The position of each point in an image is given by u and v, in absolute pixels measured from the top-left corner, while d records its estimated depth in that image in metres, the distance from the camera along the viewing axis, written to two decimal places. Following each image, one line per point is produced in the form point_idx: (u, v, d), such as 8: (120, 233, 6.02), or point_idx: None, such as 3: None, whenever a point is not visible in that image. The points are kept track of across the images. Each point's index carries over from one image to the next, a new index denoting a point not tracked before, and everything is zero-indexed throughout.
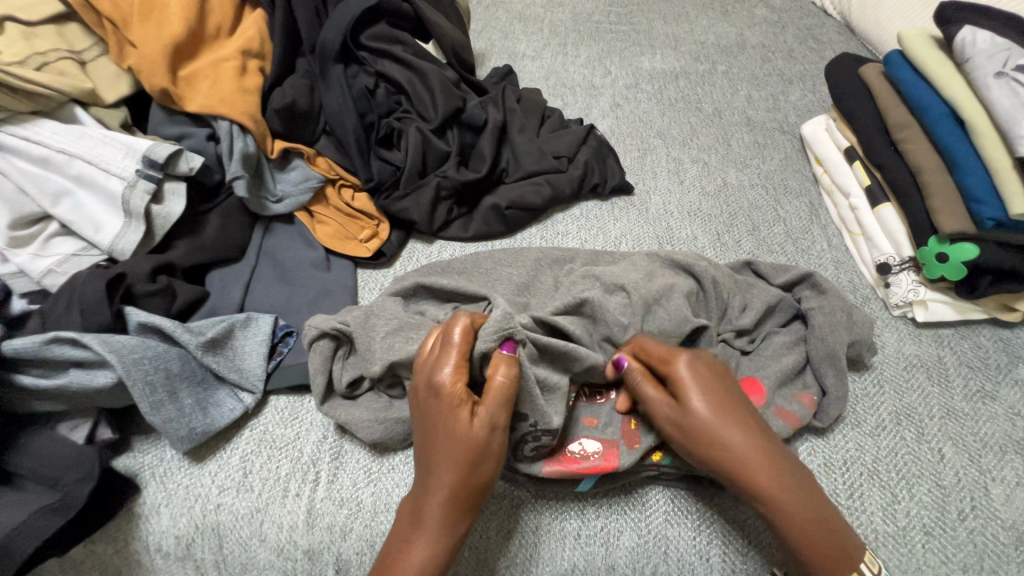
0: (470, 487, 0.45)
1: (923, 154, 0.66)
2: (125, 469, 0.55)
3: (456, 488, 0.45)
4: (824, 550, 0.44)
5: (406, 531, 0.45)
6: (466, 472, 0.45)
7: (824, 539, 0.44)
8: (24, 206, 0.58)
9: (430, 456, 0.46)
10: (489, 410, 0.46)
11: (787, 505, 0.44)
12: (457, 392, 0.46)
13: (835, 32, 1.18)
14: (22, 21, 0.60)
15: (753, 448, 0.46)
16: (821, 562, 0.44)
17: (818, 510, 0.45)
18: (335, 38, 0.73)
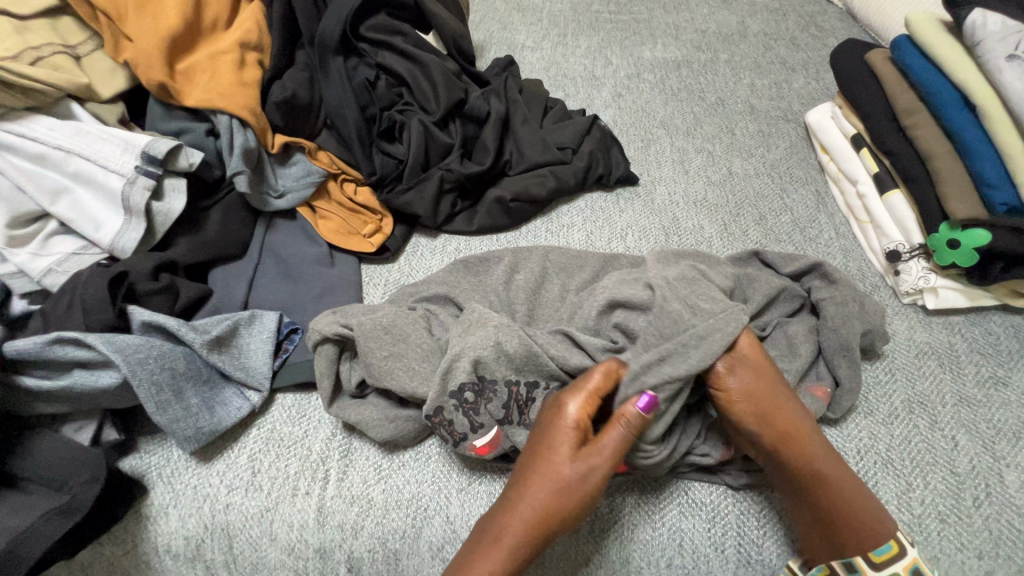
0: (560, 516, 0.45)
1: (932, 139, 0.65)
2: (132, 470, 0.54)
3: (539, 514, 0.45)
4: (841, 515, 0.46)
5: (482, 536, 0.46)
6: (560, 503, 0.45)
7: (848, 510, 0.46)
8: (22, 204, 0.56)
9: (533, 472, 0.47)
10: (582, 459, 0.46)
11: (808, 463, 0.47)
12: (567, 437, 0.47)
13: (838, 18, 1.18)
14: (14, 15, 0.59)
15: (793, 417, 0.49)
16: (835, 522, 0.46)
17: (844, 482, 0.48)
18: (334, 29, 0.71)
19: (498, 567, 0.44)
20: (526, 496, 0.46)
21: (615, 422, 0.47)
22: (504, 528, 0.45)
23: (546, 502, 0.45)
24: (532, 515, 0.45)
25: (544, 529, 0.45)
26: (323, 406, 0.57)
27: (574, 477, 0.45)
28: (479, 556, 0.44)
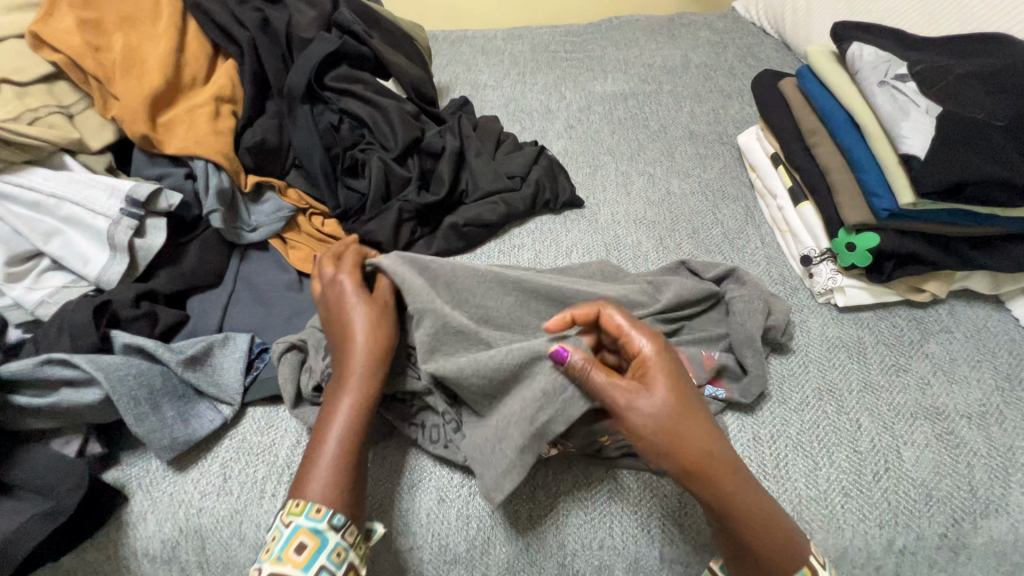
0: (380, 344, 0.57)
1: (830, 155, 0.73)
2: (114, 480, 0.59)
3: (369, 353, 0.57)
4: (776, 540, 0.49)
5: (328, 401, 0.55)
6: (370, 330, 0.58)
7: (772, 539, 0.49)
8: (18, 245, 0.64)
9: (343, 328, 0.59)
10: (365, 302, 0.59)
11: (741, 490, 0.49)
12: (353, 292, 0.60)
13: (772, 50, 1.30)
14: (16, 82, 0.68)
15: (702, 432, 0.50)
16: (773, 552, 0.48)
17: (761, 521, 0.49)
18: (300, 81, 0.80)
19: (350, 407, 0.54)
20: (346, 347, 0.57)
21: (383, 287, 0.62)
22: (343, 377, 0.55)
23: (364, 340, 0.57)
24: (361, 356, 0.56)
25: (373, 363, 0.56)
26: (289, 415, 0.63)
27: (364, 310, 0.58)
28: (335, 406, 0.54)
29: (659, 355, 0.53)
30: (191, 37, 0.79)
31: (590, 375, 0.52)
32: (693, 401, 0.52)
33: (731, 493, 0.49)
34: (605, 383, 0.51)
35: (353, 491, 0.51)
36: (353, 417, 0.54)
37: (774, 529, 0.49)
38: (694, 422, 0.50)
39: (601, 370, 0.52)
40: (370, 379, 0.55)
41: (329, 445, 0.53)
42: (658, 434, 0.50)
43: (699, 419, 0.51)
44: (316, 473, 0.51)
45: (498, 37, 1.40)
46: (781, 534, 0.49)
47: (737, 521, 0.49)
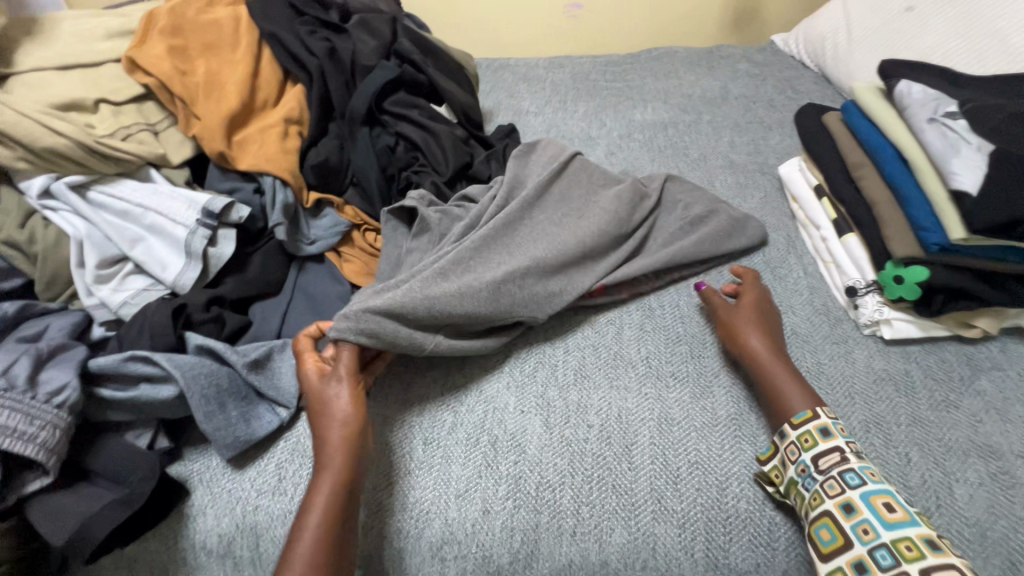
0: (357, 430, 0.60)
1: (876, 189, 0.74)
2: (177, 475, 0.63)
3: (347, 433, 0.59)
4: (791, 389, 0.63)
5: (303, 508, 0.55)
6: (348, 415, 0.60)
7: (794, 386, 0.64)
8: (107, 249, 0.67)
9: (319, 411, 0.61)
10: (337, 387, 0.62)
11: (753, 339, 0.68)
12: (322, 375, 0.64)
13: (812, 83, 1.32)
14: (111, 101, 0.74)
15: (755, 313, 0.71)
16: (789, 395, 0.63)
17: (796, 378, 0.64)
18: (362, 105, 0.85)
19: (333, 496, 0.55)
20: (319, 441, 0.59)
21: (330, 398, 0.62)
22: (329, 439, 0.59)
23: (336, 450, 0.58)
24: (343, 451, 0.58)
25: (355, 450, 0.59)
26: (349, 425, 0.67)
27: (350, 400, 0.61)
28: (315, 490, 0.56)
29: (760, 294, 0.74)
30: (265, 64, 0.85)
31: (711, 300, 0.75)
32: (773, 318, 0.72)
33: (770, 381, 0.65)
34: (712, 298, 0.75)
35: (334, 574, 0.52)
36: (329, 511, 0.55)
37: (801, 383, 0.64)
38: (763, 328, 0.70)
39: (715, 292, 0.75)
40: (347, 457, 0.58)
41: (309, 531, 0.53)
42: (750, 307, 0.72)
43: (767, 323, 0.71)
44: (300, 552, 0.52)
45: (540, 66, 1.46)
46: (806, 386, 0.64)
47: (764, 381, 0.65)
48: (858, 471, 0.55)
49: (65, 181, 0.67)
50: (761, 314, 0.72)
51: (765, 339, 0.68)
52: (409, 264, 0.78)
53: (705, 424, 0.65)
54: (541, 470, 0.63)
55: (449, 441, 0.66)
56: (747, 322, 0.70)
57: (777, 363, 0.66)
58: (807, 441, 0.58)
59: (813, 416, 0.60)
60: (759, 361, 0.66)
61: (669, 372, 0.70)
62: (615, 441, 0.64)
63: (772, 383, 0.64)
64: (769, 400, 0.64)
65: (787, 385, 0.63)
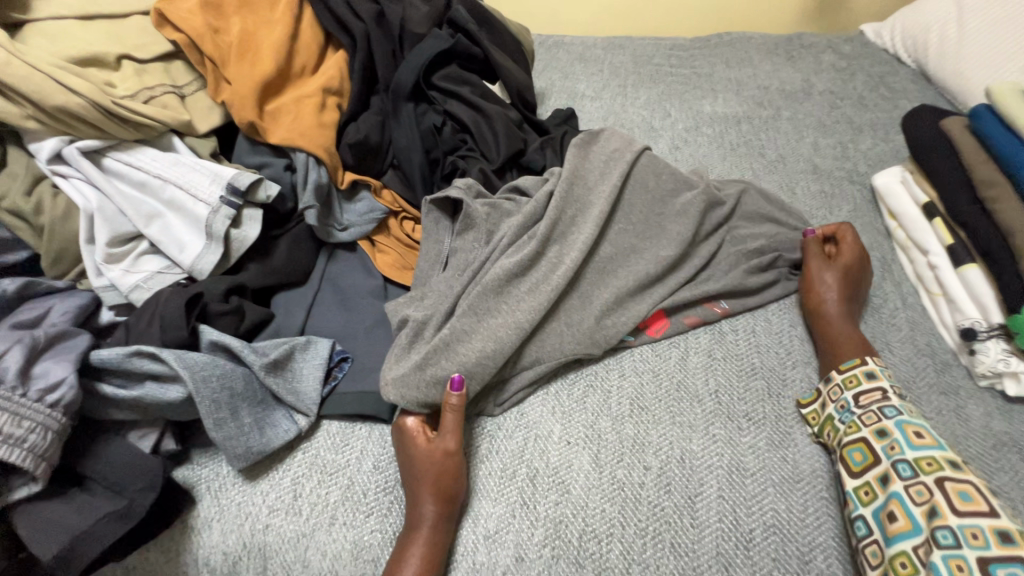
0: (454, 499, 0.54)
1: (1014, 215, 0.62)
2: (183, 480, 0.57)
3: (440, 504, 0.53)
4: (849, 342, 0.63)
5: None
6: (445, 481, 0.54)
7: (850, 339, 0.64)
8: (120, 225, 0.59)
9: (413, 474, 0.54)
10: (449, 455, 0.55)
11: (828, 290, 0.67)
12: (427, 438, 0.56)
13: (909, 81, 1.16)
14: (136, 59, 0.67)
15: (846, 271, 0.68)
16: (844, 347, 0.63)
17: (858, 338, 0.64)
18: (409, 79, 0.76)
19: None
20: (412, 508, 0.53)
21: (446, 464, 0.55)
22: (419, 521, 0.52)
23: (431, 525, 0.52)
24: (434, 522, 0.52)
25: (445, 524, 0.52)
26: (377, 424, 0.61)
27: (450, 469, 0.54)
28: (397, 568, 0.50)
29: (858, 250, 0.71)
30: (305, 26, 0.77)
31: (807, 246, 0.73)
32: (864, 277, 0.70)
33: (831, 332, 0.65)
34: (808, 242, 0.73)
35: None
36: None
37: (862, 341, 0.64)
38: (849, 289, 0.67)
39: (817, 241, 0.72)
40: (439, 529, 0.52)
41: None
42: (843, 267, 0.69)
43: (855, 283, 0.68)
44: None
45: (598, 45, 1.33)
46: (859, 338, 0.64)
47: (824, 334, 0.65)
48: (890, 426, 0.54)
49: (80, 145, 0.59)
50: (855, 278, 0.68)
51: (845, 300, 0.66)
52: (451, 264, 0.69)
53: (784, 480, 0.56)
54: (587, 517, 0.54)
55: (482, 470, 0.58)
56: (833, 272, 0.68)
57: (839, 309, 0.66)
58: (852, 380, 0.59)
59: (861, 363, 0.60)
60: (825, 308, 0.67)
61: (741, 413, 0.61)
62: (676, 490, 0.55)
63: (831, 329, 0.65)
64: (825, 349, 0.65)
65: (847, 339, 0.64)
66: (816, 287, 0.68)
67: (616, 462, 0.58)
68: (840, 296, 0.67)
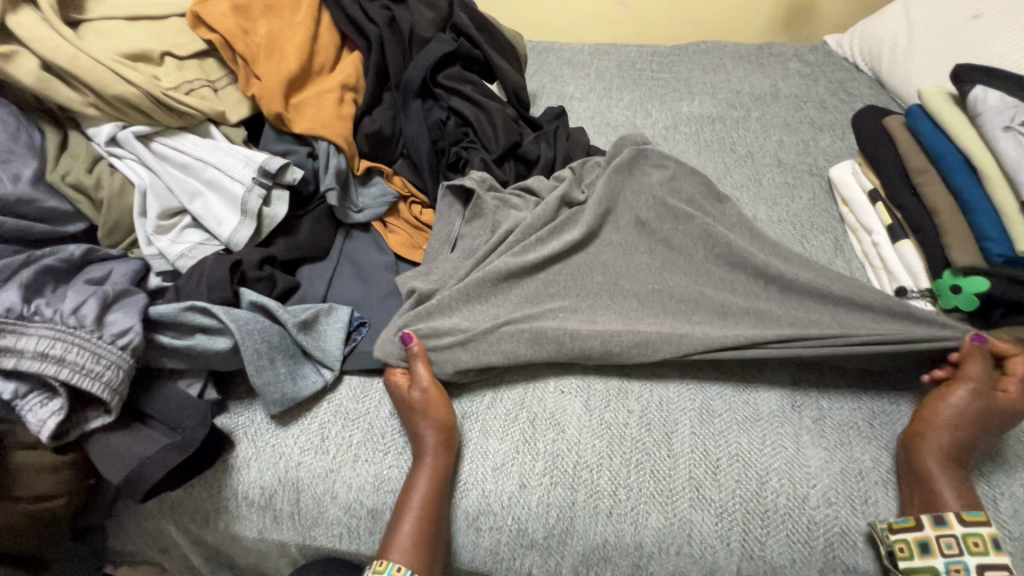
0: (449, 425, 0.62)
1: (939, 196, 0.73)
2: (223, 426, 0.64)
3: (439, 430, 0.61)
4: (958, 497, 0.55)
5: (399, 503, 0.59)
6: (438, 412, 0.62)
7: (961, 493, 0.56)
8: (167, 201, 0.68)
9: (409, 410, 0.63)
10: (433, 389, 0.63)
11: (942, 433, 0.58)
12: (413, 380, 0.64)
13: (866, 86, 1.29)
14: (175, 55, 0.75)
15: (985, 398, 0.58)
16: (943, 498, 0.55)
17: (967, 489, 0.56)
18: (417, 78, 0.85)
19: (422, 492, 0.58)
20: (414, 437, 0.61)
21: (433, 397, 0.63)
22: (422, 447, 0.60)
23: (430, 447, 0.60)
24: (434, 444, 0.60)
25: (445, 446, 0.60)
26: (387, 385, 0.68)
27: (437, 401, 0.63)
28: (409, 486, 0.59)
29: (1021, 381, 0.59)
30: (324, 28, 0.85)
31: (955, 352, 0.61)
32: (999, 419, 0.58)
33: (935, 481, 0.56)
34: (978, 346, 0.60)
35: (430, 561, 0.56)
36: (423, 502, 0.57)
37: (968, 490, 0.56)
38: (970, 432, 0.58)
39: (975, 352, 0.60)
40: (439, 452, 0.60)
41: (406, 524, 0.56)
42: (978, 393, 0.58)
43: (989, 410, 0.58)
44: (399, 542, 0.56)
45: (586, 52, 1.44)
46: (970, 488, 0.57)
47: (927, 490, 0.56)
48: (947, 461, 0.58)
49: (133, 130, 0.67)
50: (988, 409, 0.58)
51: (960, 446, 0.57)
52: (458, 247, 0.78)
53: (744, 419, 0.65)
54: (579, 451, 0.63)
55: (488, 414, 0.67)
56: (967, 393, 0.58)
57: (948, 447, 0.57)
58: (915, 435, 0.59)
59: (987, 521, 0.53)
60: (934, 441, 0.58)
61: (709, 365, 0.70)
62: (654, 428, 0.64)
63: (930, 477, 0.56)
64: (920, 493, 0.56)
65: (947, 486, 0.55)
66: (934, 414, 0.59)
67: (605, 407, 0.67)
68: (955, 409, 0.58)
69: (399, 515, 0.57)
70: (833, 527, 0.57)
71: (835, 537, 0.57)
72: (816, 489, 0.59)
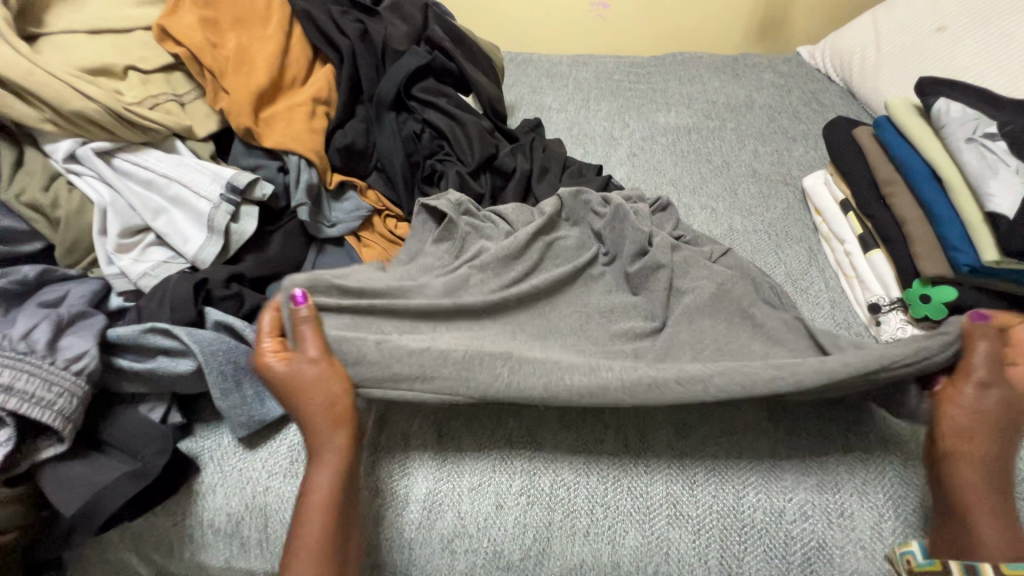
0: (341, 408, 0.56)
1: (907, 207, 0.74)
2: (187, 450, 0.62)
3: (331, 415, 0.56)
4: (997, 536, 0.52)
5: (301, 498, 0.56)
6: (326, 395, 0.55)
7: (1002, 527, 0.53)
8: (130, 219, 0.66)
9: (292, 393, 0.56)
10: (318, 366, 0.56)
11: (968, 461, 0.54)
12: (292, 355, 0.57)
13: (837, 97, 1.31)
14: (140, 69, 0.73)
15: (1002, 409, 0.55)
16: (988, 538, 0.52)
17: (1005, 513, 0.54)
18: (391, 90, 0.85)
19: (324, 488, 0.55)
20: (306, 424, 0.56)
21: (317, 375, 0.55)
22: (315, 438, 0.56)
23: (324, 436, 0.56)
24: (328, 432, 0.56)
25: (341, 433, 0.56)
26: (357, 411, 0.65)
27: (324, 381, 0.55)
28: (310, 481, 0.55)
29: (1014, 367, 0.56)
30: (296, 42, 0.84)
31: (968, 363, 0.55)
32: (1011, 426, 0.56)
33: (982, 525, 0.52)
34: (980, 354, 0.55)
35: (341, 559, 0.55)
36: (325, 499, 0.55)
37: (1005, 513, 0.54)
38: (989, 448, 0.55)
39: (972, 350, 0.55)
40: (336, 442, 0.56)
41: (310, 525, 0.54)
42: (994, 410, 0.55)
43: (1000, 425, 0.55)
44: (303, 544, 0.54)
45: (564, 63, 1.45)
46: (1008, 512, 0.54)
47: (972, 535, 0.53)
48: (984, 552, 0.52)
49: (93, 146, 0.65)
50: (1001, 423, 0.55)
51: (980, 467, 0.54)
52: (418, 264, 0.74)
53: (723, 432, 0.64)
54: (557, 469, 0.62)
55: (464, 432, 0.65)
56: (983, 407, 0.55)
57: (977, 476, 0.54)
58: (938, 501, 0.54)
59: (997, 574, 0.49)
60: (966, 473, 0.54)
61: None
62: (632, 443, 0.63)
63: (973, 514, 0.53)
64: (965, 534, 0.53)
65: (988, 522, 0.53)
66: (958, 441, 0.55)
67: (584, 424, 0.65)
68: (985, 427, 0.54)
69: (302, 514, 0.55)
70: (809, 540, 0.57)
71: (811, 550, 0.57)
72: (793, 501, 0.59)
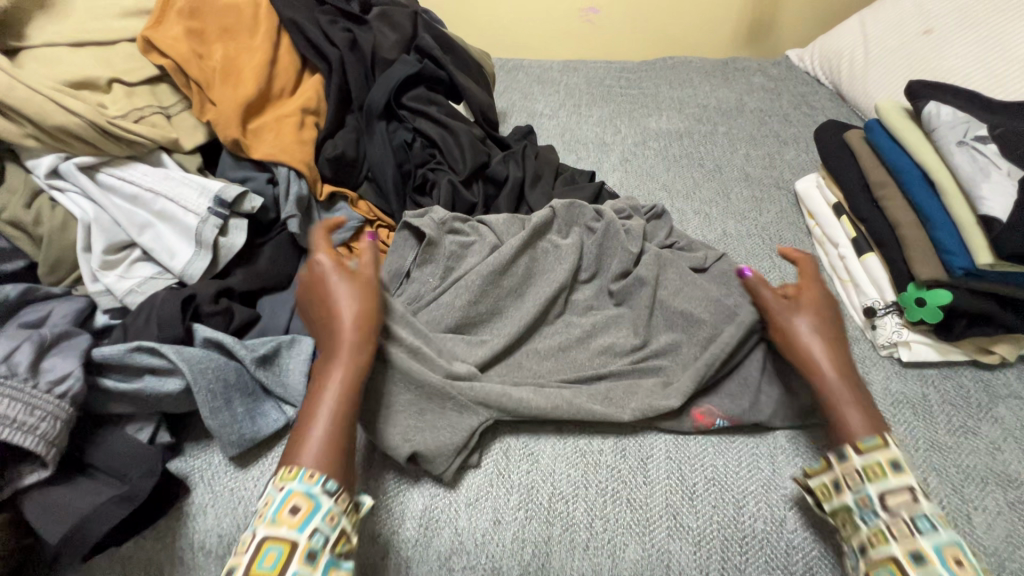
0: (370, 323, 0.59)
1: (900, 210, 0.74)
2: (177, 471, 0.61)
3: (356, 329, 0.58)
4: (868, 416, 0.56)
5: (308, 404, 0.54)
6: (356, 311, 0.59)
7: (869, 411, 0.56)
8: (115, 234, 0.64)
9: (327, 309, 0.59)
10: (361, 284, 0.61)
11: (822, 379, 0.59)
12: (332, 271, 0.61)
13: (827, 100, 1.32)
14: (125, 82, 0.72)
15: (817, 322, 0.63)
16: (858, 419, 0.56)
17: (873, 411, 0.56)
18: (381, 100, 0.84)
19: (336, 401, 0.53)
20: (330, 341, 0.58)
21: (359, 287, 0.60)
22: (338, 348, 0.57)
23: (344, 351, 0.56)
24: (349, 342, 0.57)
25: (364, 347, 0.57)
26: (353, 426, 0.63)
27: (357, 295, 0.60)
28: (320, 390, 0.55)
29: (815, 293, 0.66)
30: (283, 52, 0.83)
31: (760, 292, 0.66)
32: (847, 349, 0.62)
33: (847, 416, 0.56)
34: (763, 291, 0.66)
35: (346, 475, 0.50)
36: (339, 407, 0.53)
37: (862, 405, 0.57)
38: (834, 359, 0.60)
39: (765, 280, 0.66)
40: (356, 359, 0.56)
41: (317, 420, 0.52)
42: (826, 324, 0.63)
43: (832, 342, 0.61)
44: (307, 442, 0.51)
45: (555, 69, 1.44)
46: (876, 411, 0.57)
47: (844, 425, 0.56)
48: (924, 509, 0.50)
49: (77, 161, 0.64)
50: (834, 337, 0.62)
51: (840, 369, 0.59)
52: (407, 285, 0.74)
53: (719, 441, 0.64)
54: (555, 481, 0.61)
55: None
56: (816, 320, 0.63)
57: (833, 370, 0.59)
58: (875, 473, 0.51)
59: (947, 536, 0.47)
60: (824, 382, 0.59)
61: None
62: (630, 454, 0.63)
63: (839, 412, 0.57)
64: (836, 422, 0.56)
65: (847, 405, 0.56)
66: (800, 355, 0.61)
67: (582, 436, 0.65)
68: (825, 341, 0.61)
69: (310, 411, 0.53)
70: (812, 550, 0.56)
71: (814, 559, 0.56)
72: (793, 511, 0.58)
